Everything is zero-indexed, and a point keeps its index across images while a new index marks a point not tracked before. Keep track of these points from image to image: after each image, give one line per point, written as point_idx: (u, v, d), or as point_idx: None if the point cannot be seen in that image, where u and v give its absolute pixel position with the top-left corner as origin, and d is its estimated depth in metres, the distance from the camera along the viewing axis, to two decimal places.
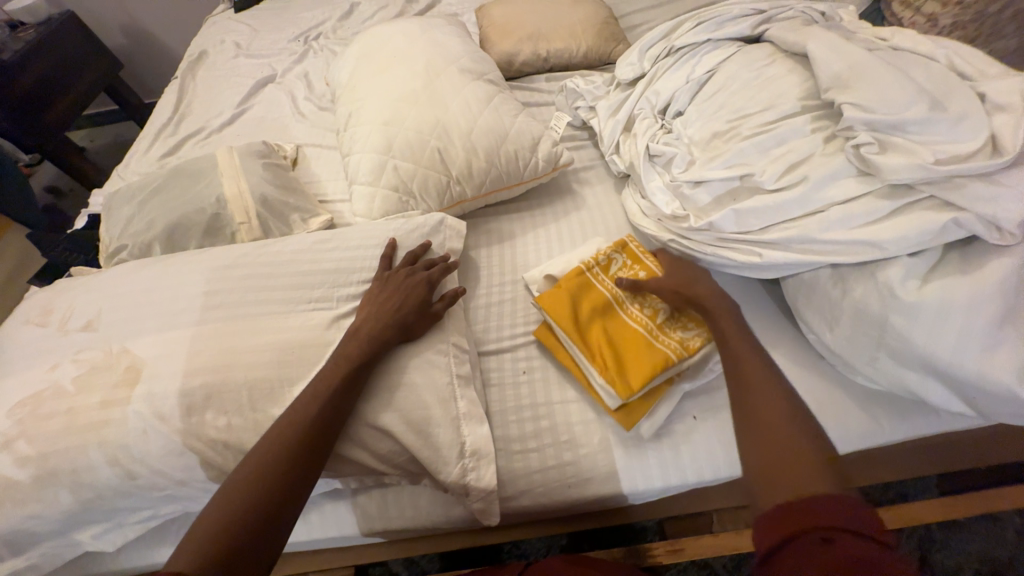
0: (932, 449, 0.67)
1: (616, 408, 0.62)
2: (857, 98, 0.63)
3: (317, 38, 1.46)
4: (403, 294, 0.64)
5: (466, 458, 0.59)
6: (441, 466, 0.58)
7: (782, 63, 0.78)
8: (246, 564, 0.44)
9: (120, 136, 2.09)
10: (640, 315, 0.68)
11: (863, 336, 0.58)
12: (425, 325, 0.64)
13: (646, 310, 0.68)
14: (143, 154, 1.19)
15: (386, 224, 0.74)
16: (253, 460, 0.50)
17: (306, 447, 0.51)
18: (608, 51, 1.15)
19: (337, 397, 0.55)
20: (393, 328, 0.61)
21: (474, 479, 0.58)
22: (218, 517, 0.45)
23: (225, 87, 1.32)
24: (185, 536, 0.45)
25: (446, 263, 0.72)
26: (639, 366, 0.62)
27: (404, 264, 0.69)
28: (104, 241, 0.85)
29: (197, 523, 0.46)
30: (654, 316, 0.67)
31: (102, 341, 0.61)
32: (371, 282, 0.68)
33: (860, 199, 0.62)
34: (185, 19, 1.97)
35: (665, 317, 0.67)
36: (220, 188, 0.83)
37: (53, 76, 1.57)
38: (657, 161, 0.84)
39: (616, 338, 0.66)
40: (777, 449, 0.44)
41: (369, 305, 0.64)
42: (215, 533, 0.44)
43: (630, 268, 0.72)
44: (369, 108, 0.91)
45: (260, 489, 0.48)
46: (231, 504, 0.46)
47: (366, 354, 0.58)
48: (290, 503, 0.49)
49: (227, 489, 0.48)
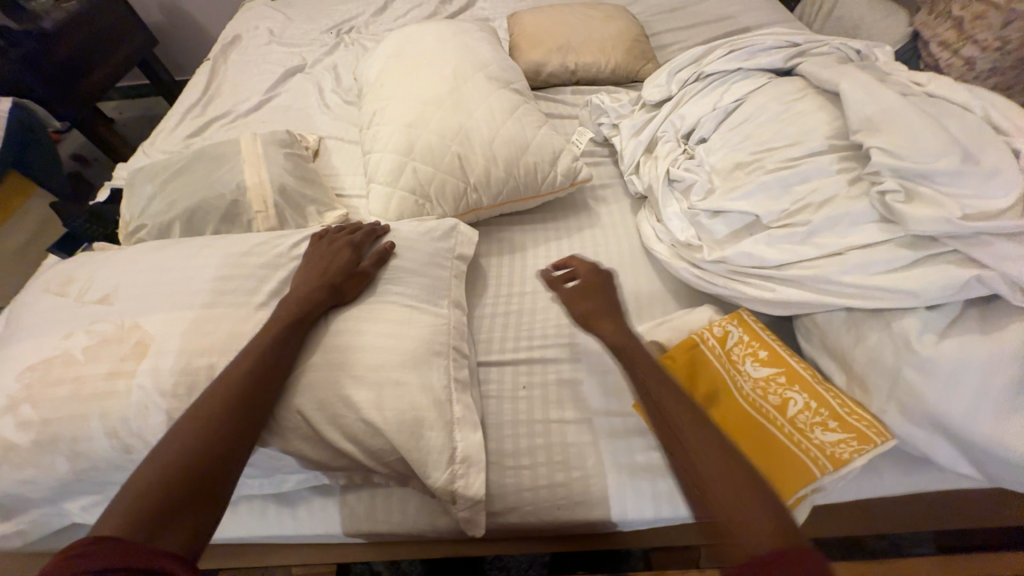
0: (938, 508, 0.65)
1: None
2: (886, 143, 0.62)
3: (349, 32, 1.47)
4: (329, 258, 0.67)
5: (456, 464, 0.58)
6: (430, 470, 0.57)
7: (814, 99, 0.77)
8: (172, 540, 0.43)
9: (148, 111, 2.13)
10: (762, 403, 0.60)
11: (873, 384, 0.57)
12: (354, 285, 0.66)
13: (765, 398, 0.60)
14: (169, 132, 1.20)
15: (404, 226, 0.76)
16: (186, 436, 0.49)
17: (231, 424, 0.51)
18: (637, 69, 1.15)
19: (271, 360, 0.56)
20: (321, 290, 0.63)
21: (462, 486, 0.58)
22: (138, 491, 0.44)
23: (255, 73, 1.34)
24: (107, 509, 0.44)
25: (373, 228, 0.74)
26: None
27: (333, 233, 0.72)
28: (123, 217, 0.86)
29: (118, 498, 0.44)
30: (782, 408, 0.59)
31: (114, 316, 0.61)
32: (303, 249, 0.71)
33: (881, 246, 0.60)
34: (224, 3, 2.00)
35: (793, 409, 0.59)
36: (241, 175, 0.84)
37: (90, 47, 1.59)
38: (677, 186, 0.83)
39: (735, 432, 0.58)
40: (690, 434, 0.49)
41: (297, 272, 0.66)
42: (138, 509, 0.43)
43: (746, 347, 0.65)
44: (394, 109, 0.91)
45: (184, 465, 0.47)
46: (161, 474, 0.46)
47: (291, 315, 0.60)
48: (217, 480, 0.48)
49: (152, 469, 0.47)
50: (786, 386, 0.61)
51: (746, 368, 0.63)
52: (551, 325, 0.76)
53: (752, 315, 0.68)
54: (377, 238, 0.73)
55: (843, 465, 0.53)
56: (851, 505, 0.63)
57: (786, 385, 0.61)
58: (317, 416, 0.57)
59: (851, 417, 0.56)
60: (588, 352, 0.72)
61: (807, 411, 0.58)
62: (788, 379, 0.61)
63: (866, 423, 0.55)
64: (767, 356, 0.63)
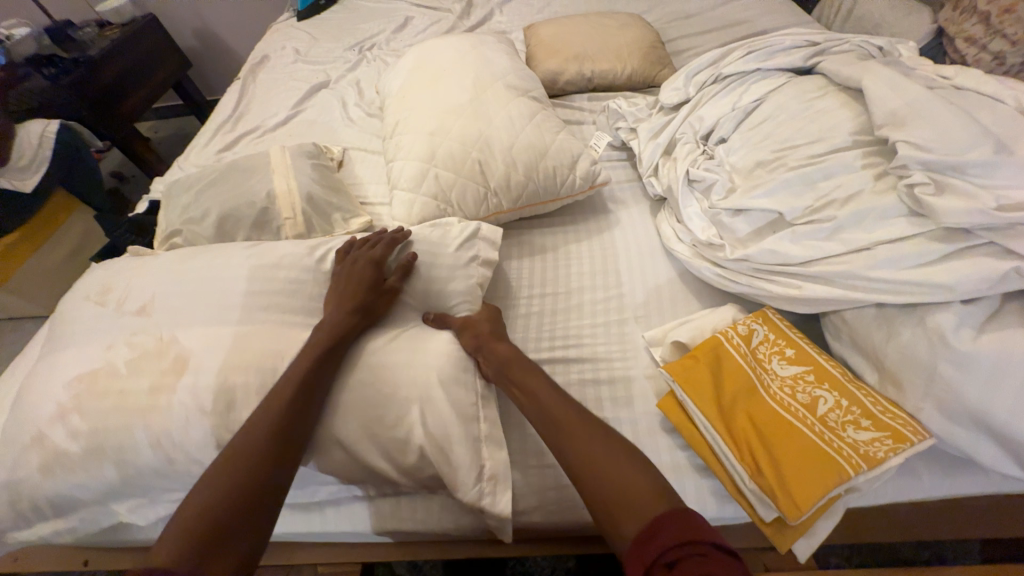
0: (980, 513, 0.62)
1: (770, 519, 0.53)
2: (912, 137, 0.61)
3: (371, 49, 1.53)
4: (358, 277, 0.68)
5: (484, 482, 0.58)
6: (459, 486, 0.57)
7: (835, 96, 0.76)
8: (220, 565, 0.46)
9: (181, 130, 2.24)
10: (791, 401, 0.59)
11: (908, 382, 0.55)
12: (383, 306, 0.68)
13: (793, 396, 0.60)
14: (202, 147, 1.26)
15: (418, 238, 0.76)
16: (235, 457, 0.52)
17: (272, 445, 0.53)
18: (653, 74, 1.16)
19: (309, 368, 0.58)
20: (354, 311, 0.65)
21: (489, 504, 0.58)
22: (193, 514, 0.48)
23: (282, 90, 1.41)
24: (164, 532, 0.47)
25: (398, 239, 0.75)
26: (804, 476, 0.51)
27: (361, 248, 0.73)
28: (161, 226, 0.90)
29: (175, 520, 0.48)
30: (811, 407, 0.58)
31: (153, 327, 0.64)
32: (334, 264, 0.72)
33: (910, 240, 0.59)
34: (253, 26, 2.10)
35: (823, 408, 0.58)
36: (271, 184, 0.87)
37: (129, 71, 1.69)
38: (697, 187, 0.83)
39: (765, 430, 0.56)
40: (582, 437, 0.52)
41: (331, 290, 0.69)
42: (190, 533, 0.46)
43: (773, 345, 0.65)
44: (416, 118, 0.94)
45: (227, 490, 0.50)
46: (209, 502, 0.48)
47: (330, 335, 0.62)
48: (261, 504, 0.50)
49: (204, 484, 0.50)
50: (815, 385, 0.60)
51: (772, 366, 0.63)
52: (573, 326, 0.76)
53: (777, 313, 0.68)
54: (399, 247, 0.75)
55: (880, 464, 0.51)
56: (890, 509, 0.60)
57: (815, 384, 0.60)
58: (349, 416, 0.59)
59: (885, 415, 0.55)
60: (611, 353, 0.72)
61: (838, 409, 0.57)
62: (817, 378, 0.60)
63: (900, 422, 0.54)
64: (794, 354, 0.63)
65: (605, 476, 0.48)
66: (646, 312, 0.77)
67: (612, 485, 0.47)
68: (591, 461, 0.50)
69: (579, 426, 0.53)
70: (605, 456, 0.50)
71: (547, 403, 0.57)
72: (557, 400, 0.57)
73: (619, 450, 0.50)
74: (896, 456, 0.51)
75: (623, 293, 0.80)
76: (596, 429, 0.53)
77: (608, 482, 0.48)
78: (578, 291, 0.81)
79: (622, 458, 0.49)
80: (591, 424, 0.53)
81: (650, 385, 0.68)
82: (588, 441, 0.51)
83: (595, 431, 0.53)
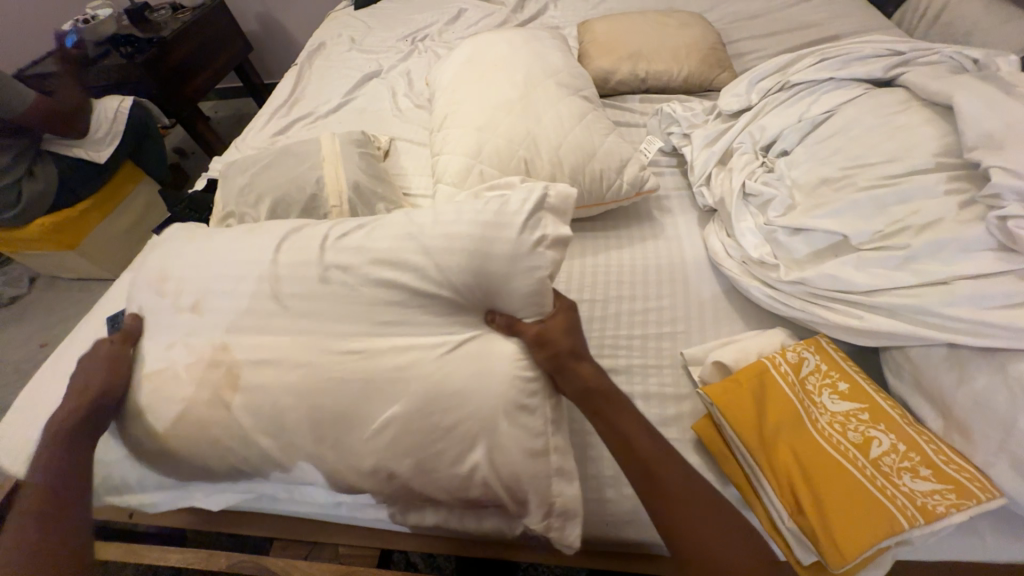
0: None
1: (807, 562, 0.50)
2: (1009, 162, 0.55)
3: (423, 40, 1.54)
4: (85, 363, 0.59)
5: (552, 516, 0.54)
6: (525, 516, 0.55)
7: (918, 112, 0.70)
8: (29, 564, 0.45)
9: (239, 111, 2.34)
10: (841, 440, 0.55)
11: (980, 433, 0.51)
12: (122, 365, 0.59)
13: (844, 433, 0.56)
14: (258, 130, 1.31)
15: (462, 220, 0.56)
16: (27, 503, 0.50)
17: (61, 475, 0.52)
18: (711, 77, 1.11)
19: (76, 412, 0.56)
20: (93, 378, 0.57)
21: (557, 537, 0.54)
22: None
23: (336, 77, 1.44)
24: None
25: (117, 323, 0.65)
26: (849, 523, 0.48)
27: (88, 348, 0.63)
28: (217, 207, 0.94)
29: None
30: (863, 447, 0.54)
31: (206, 330, 0.58)
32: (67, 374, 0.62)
33: (997, 277, 0.54)
34: (313, 13, 2.16)
35: (877, 450, 0.53)
36: (320, 171, 0.90)
37: (196, 53, 1.77)
38: (752, 201, 0.79)
39: (810, 468, 0.53)
40: (659, 477, 0.49)
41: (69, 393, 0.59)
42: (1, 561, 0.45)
43: (824, 377, 0.61)
44: (465, 112, 0.93)
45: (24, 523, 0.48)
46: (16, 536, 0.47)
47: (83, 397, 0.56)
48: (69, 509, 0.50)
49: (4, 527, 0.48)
50: (869, 424, 0.56)
51: (822, 400, 0.59)
52: (608, 336, 0.74)
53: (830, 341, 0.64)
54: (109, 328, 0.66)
55: (937, 519, 0.47)
56: (944, 567, 0.55)
57: (869, 424, 0.56)
58: None
59: (948, 466, 0.51)
60: (645, 367, 0.70)
61: (894, 454, 0.53)
62: (871, 417, 0.56)
63: (965, 475, 0.50)
64: (847, 389, 0.59)
65: (690, 523, 0.46)
66: (686, 329, 0.74)
67: (698, 534, 0.46)
68: (671, 501, 0.48)
69: (658, 463, 0.50)
70: (691, 500, 0.48)
71: (625, 433, 0.51)
72: (638, 432, 0.52)
73: (702, 496, 0.48)
74: (958, 514, 0.47)
75: (663, 305, 0.77)
76: (676, 469, 0.50)
77: (690, 529, 0.46)
78: (616, 299, 0.78)
79: (709, 506, 0.48)
80: (671, 460, 0.50)
81: (684, 406, 0.66)
82: (667, 480, 0.49)
83: (677, 471, 0.49)
